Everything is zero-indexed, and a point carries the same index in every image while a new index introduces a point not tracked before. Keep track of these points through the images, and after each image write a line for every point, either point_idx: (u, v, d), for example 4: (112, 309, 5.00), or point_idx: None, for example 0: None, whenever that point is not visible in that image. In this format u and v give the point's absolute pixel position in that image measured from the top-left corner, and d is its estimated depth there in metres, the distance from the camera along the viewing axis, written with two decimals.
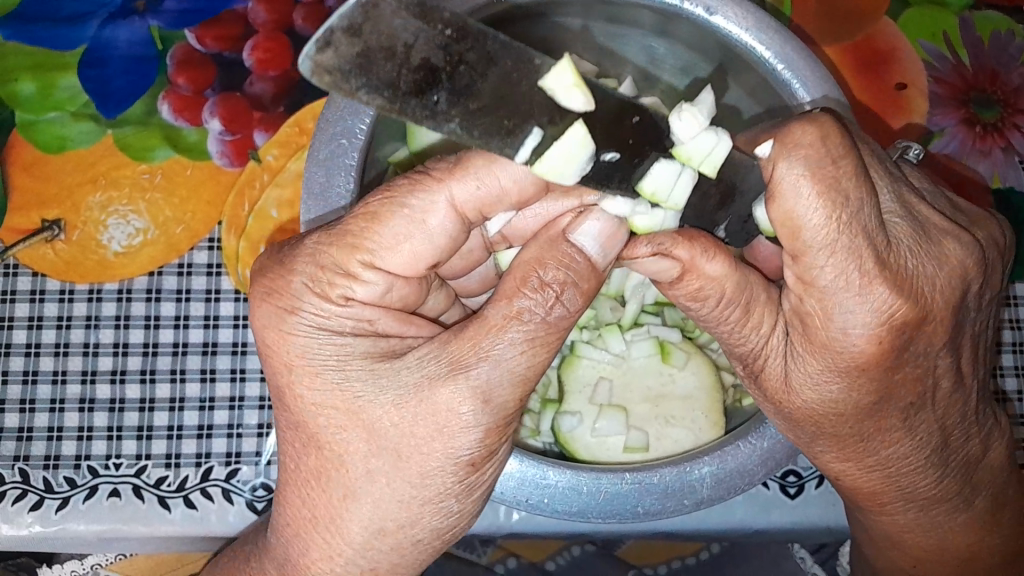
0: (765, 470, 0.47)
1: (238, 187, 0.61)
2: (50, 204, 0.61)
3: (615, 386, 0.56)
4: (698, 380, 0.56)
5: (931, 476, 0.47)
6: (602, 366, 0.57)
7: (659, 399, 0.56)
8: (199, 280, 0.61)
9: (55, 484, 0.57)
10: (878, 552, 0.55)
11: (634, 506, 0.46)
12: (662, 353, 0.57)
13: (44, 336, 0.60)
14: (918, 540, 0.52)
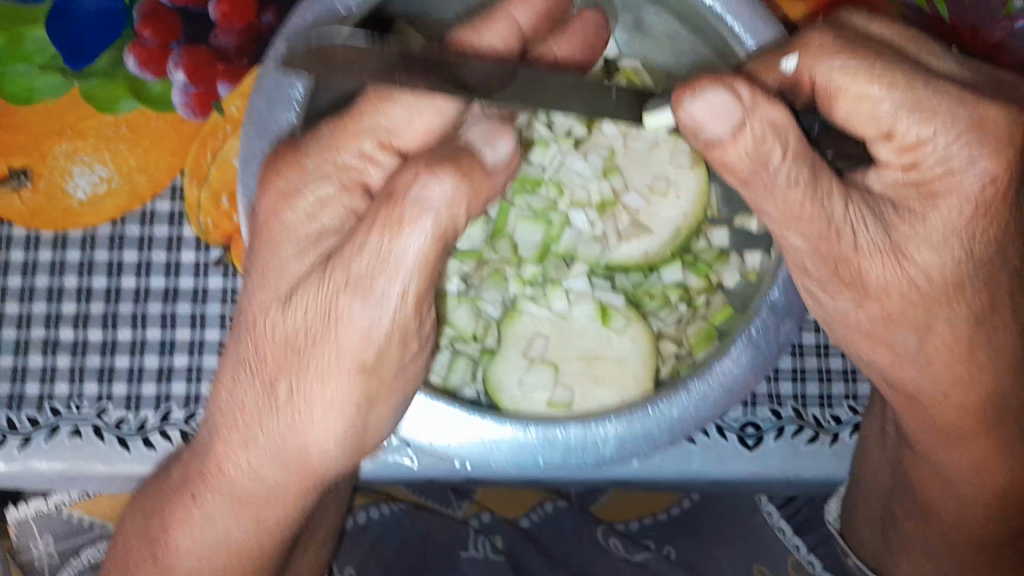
0: (669, 437, 0.50)
1: (201, 137, 0.63)
2: (17, 152, 0.62)
3: (550, 342, 0.58)
4: (635, 345, 0.57)
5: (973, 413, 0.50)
6: (540, 324, 0.58)
7: (594, 360, 0.57)
8: (161, 228, 0.62)
9: (18, 423, 0.59)
10: (933, 507, 0.57)
11: (533, 457, 0.50)
12: (602, 316, 0.58)
13: (9, 281, 0.61)
14: (960, 461, 0.53)
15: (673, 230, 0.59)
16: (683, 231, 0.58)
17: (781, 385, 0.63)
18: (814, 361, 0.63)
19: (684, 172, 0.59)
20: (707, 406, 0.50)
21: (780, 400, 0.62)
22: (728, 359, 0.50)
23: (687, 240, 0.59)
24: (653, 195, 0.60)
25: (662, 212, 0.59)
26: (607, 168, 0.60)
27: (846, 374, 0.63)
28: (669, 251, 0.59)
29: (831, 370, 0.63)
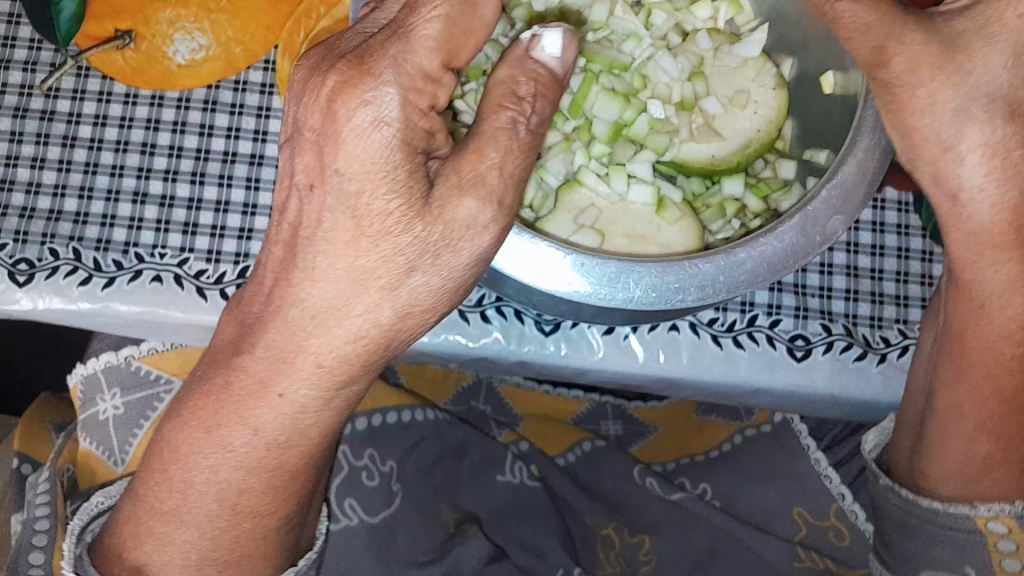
0: (699, 295, 0.48)
1: (295, 17, 0.64)
2: (122, 15, 0.60)
3: (602, 215, 0.59)
4: (682, 238, 0.58)
5: (1018, 255, 0.51)
6: (596, 197, 0.60)
7: (639, 241, 0.58)
8: (252, 97, 0.65)
9: (103, 264, 0.62)
10: (978, 395, 0.55)
11: (564, 282, 0.47)
12: (657, 205, 0.59)
13: (106, 133, 0.64)
14: (1019, 311, 0.53)
15: (744, 140, 0.60)
16: (753, 143, 0.60)
17: (834, 303, 0.66)
18: (868, 283, 0.66)
19: (767, 91, 0.61)
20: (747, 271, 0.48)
21: (831, 316, 0.65)
22: (775, 234, 0.48)
23: (755, 156, 0.61)
24: (731, 107, 0.62)
25: (735, 124, 0.61)
26: (695, 73, 0.62)
27: (899, 300, 0.66)
28: (736, 161, 0.60)
29: (885, 294, 0.66)
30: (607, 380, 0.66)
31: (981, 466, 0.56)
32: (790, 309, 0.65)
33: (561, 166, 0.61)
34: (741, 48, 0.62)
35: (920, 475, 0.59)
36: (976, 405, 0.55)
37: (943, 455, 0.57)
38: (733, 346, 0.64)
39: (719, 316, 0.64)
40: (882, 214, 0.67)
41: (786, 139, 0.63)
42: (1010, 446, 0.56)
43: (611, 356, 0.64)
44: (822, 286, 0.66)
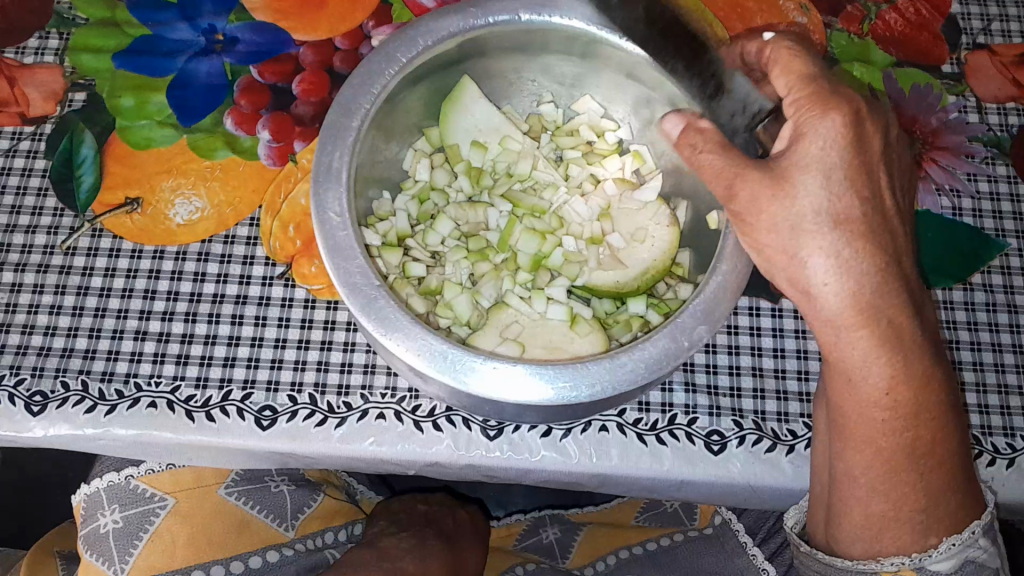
0: (592, 388, 0.59)
1: (277, 181, 0.79)
2: (132, 185, 0.79)
3: (524, 329, 0.71)
4: (591, 346, 0.69)
5: (870, 332, 0.62)
6: (522, 317, 0.72)
7: (557, 352, 0.69)
8: (239, 248, 0.77)
9: (107, 393, 0.72)
10: (860, 464, 0.65)
11: (477, 386, 0.58)
12: (571, 322, 0.71)
13: (115, 282, 0.76)
14: (879, 382, 0.63)
15: (642, 268, 0.72)
16: (650, 269, 0.72)
17: (743, 401, 0.75)
18: (773, 383, 0.75)
19: (661, 228, 0.73)
20: (635, 372, 0.59)
21: (742, 412, 0.74)
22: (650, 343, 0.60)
23: (655, 279, 0.72)
24: (632, 242, 0.74)
25: (638, 254, 0.73)
26: (603, 213, 0.77)
27: (802, 396, 0.75)
28: (636, 285, 0.72)
29: (788, 391, 0.75)
30: (550, 481, 0.75)
31: (875, 524, 0.66)
32: (705, 408, 0.74)
33: (491, 294, 0.74)
34: (641, 192, 0.76)
35: (835, 539, 0.69)
36: (863, 470, 0.65)
37: (847, 518, 0.67)
38: (657, 443, 0.73)
39: (643, 416, 0.74)
40: (780, 322, 0.77)
41: (683, 266, 0.76)
42: (897, 502, 0.65)
43: (550, 457, 0.73)
44: (732, 387, 0.75)
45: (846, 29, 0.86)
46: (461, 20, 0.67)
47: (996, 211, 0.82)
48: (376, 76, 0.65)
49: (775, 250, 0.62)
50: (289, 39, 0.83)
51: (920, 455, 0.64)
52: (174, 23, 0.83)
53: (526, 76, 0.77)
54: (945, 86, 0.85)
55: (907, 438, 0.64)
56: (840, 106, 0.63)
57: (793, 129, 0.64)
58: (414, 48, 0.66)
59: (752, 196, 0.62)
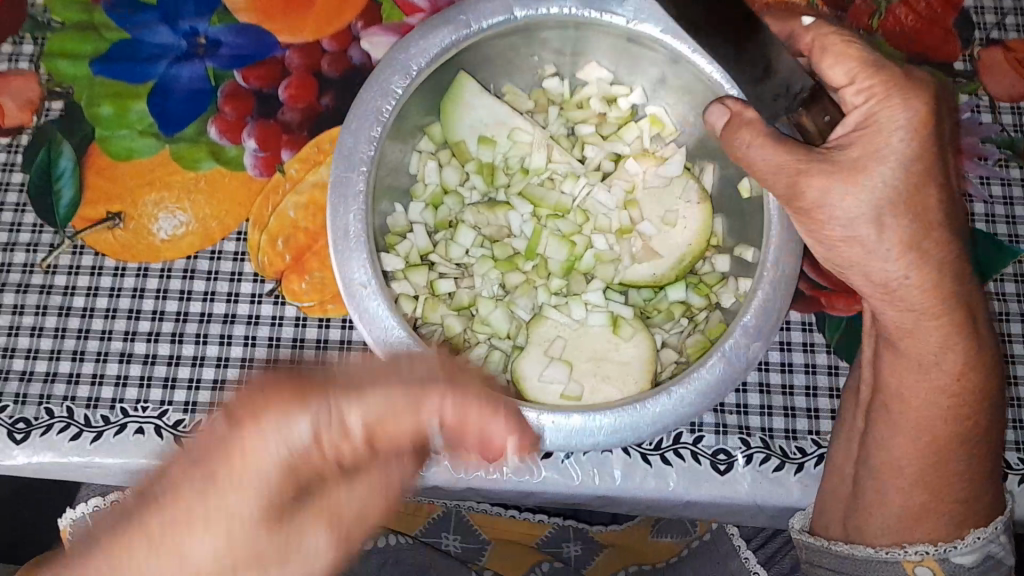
0: (653, 431, 0.58)
1: (264, 193, 0.76)
2: (114, 199, 0.75)
3: (568, 343, 0.68)
4: (638, 350, 0.66)
5: (950, 317, 0.55)
6: (561, 327, 0.69)
7: (603, 360, 0.66)
8: (226, 264, 0.75)
9: (93, 420, 0.69)
10: (911, 452, 0.58)
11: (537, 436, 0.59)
12: (613, 326, 0.69)
13: (97, 302, 0.73)
14: (951, 371, 0.56)
15: (677, 258, 0.70)
16: (685, 257, 0.69)
17: (750, 419, 0.73)
18: (780, 399, 0.73)
19: (691, 207, 0.70)
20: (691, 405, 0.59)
21: (749, 430, 0.72)
22: (704, 370, 0.58)
23: (692, 265, 0.70)
24: (663, 228, 0.71)
25: (670, 241, 0.70)
26: (628, 201, 0.73)
27: (809, 412, 0.73)
28: (675, 275, 0.70)
29: (795, 408, 0.73)
30: (551, 501, 0.73)
31: (912, 517, 0.59)
32: (711, 426, 0.72)
33: (526, 300, 0.72)
34: (665, 169, 0.72)
35: (857, 529, 0.61)
36: (909, 458, 0.58)
37: (879, 508, 0.59)
38: (662, 463, 0.71)
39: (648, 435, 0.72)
40: (787, 334, 0.75)
41: (718, 236, 0.72)
42: (940, 493, 0.58)
43: (552, 478, 0.71)
44: (739, 404, 0.73)
45: (855, 24, 0.82)
46: (450, 32, 0.62)
47: (1010, 216, 0.80)
48: (374, 115, 0.61)
49: (841, 240, 0.53)
50: (273, 41, 0.80)
51: (974, 445, 0.57)
52: (154, 26, 0.80)
53: (536, 55, 0.70)
54: (957, 84, 0.82)
55: (968, 429, 0.57)
56: (918, 94, 0.52)
57: (862, 114, 0.52)
58: (407, 76, 0.62)
59: (822, 193, 0.51)
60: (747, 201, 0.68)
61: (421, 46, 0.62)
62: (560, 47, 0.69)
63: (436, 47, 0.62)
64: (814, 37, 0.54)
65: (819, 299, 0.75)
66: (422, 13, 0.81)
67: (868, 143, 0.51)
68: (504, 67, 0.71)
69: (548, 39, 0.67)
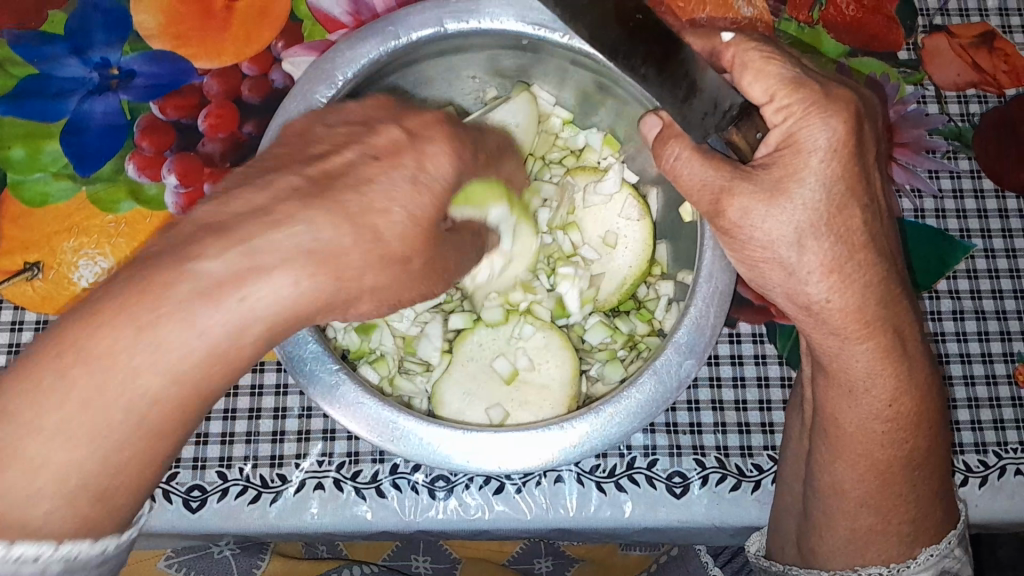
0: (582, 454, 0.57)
1: None
2: (31, 249, 0.72)
3: (499, 357, 0.67)
4: (558, 372, 0.66)
5: (878, 343, 0.53)
6: (487, 345, 0.68)
7: (521, 383, 0.66)
8: None
9: None
10: (855, 479, 0.57)
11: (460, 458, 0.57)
12: (546, 332, 0.68)
13: (20, 359, 0.71)
14: (884, 393, 0.54)
15: (619, 280, 0.69)
16: (626, 282, 0.68)
17: (705, 438, 0.71)
18: (733, 415, 0.72)
19: (632, 224, 0.69)
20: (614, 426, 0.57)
21: (704, 451, 0.71)
22: (633, 390, 0.57)
23: (634, 287, 0.69)
24: (604, 248, 0.70)
25: (613, 261, 0.69)
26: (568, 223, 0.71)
27: (764, 427, 0.71)
28: (615, 300, 0.69)
29: (750, 423, 0.71)
30: (504, 535, 0.71)
31: (860, 535, 0.58)
32: (665, 448, 0.71)
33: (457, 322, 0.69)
34: (604, 186, 0.69)
35: (812, 551, 0.61)
36: (854, 483, 0.57)
37: (829, 531, 0.59)
38: (617, 490, 0.70)
39: (601, 463, 0.70)
40: (738, 347, 0.73)
41: (662, 262, 0.71)
42: (887, 515, 0.57)
43: (503, 513, 0.69)
44: (692, 422, 0.71)
45: (795, 18, 0.79)
46: (375, 45, 0.57)
47: (960, 209, 0.78)
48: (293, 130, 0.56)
49: (764, 262, 0.52)
50: (190, 67, 0.76)
51: (920, 465, 0.57)
52: (62, 58, 0.76)
53: (471, 72, 0.66)
54: (902, 75, 0.80)
55: (906, 449, 0.56)
56: (835, 111, 0.50)
57: (781, 136, 0.51)
58: (331, 87, 0.56)
59: (742, 212, 0.51)
60: (685, 225, 0.66)
61: (345, 62, 0.57)
62: (493, 66, 0.65)
63: (363, 64, 0.57)
64: (736, 52, 0.53)
65: (769, 308, 0.73)
66: (345, 29, 0.77)
67: (788, 165, 0.50)
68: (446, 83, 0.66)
69: (474, 61, 0.64)
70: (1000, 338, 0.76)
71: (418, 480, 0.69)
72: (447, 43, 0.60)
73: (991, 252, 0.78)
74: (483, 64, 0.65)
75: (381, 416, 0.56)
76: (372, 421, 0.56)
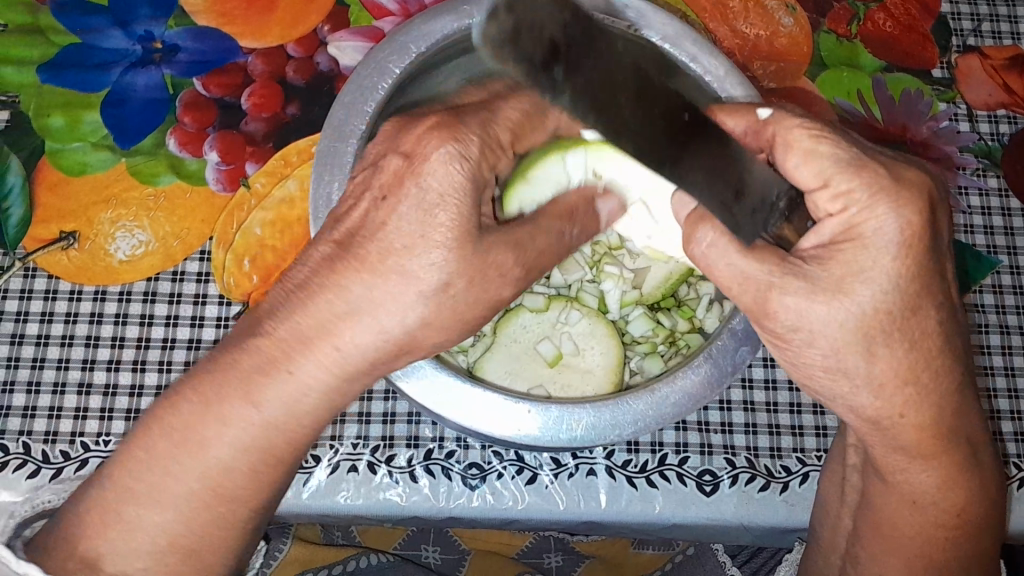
0: (634, 430, 0.57)
1: (229, 210, 0.73)
2: (66, 218, 0.72)
3: (543, 340, 0.68)
4: (603, 358, 0.67)
5: (926, 462, 0.54)
6: (532, 329, 0.69)
7: (565, 367, 0.67)
8: (190, 286, 0.72)
9: (51, 456, 0.67)
10: (890, 494, 0.57)
11: (514, 426, 0.57)
12: (591, 315, 0.69)
13: (53, 328, 0.71)
14: (925, 479, 0.55)
15: (662, 278, 0.69)
16: (671, 278, 0.69)
17: (735, 438, 0.72)
18: (764, 417, 0.72)
19: None
20: (667, 405, 0.57)
21: (734, 450, 0.71)
22: (690, 371, 0.58)
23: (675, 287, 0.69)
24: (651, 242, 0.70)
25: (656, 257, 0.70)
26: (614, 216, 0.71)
27: (794, 430, 0.72)
28: (659, 293, 0.70)
29: (780, 426, 0.72)
30: (532, 527, 0.71)
31: (899, 553, 0.58)
32: (696, 447, 0.71)
33: None
34: None
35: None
36: (896, 542, 0.58)
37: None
38: (648, 486, 0.70)
39: (632, 458, 0.70)
40: (772, 351, 0.74)
41: (704, 263, 0.72)
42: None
43: (534, 503, 0.69)
44: (723, 422, 0.72)
45: (833, 31, 0.81)
46: (453, 19, 0.59)
47: (987, 225, 0.80)
48: (370, 93, 0.57)
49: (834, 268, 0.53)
50: (235, 46, 0.76)
51: (963, 481, 0.55)
52: (106, 29, 0.75)
53: None
54: (935, 92, 0.82)
55: (942, 529, 0.56)
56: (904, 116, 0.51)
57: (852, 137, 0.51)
58: (405, 57, 0.58)
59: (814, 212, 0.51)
60: None
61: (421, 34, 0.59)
62: None
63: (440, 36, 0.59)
64: None
65: None
66: (392, 17, 0.77)
67: None
68: None
69: None
70: (1023, 353, 0.77)
71: (452, 467, 0.69)
72: None
73: (1016, 269, 0.79)
74: None
75: (438, 379, 0.57)
76: (427, 383, 0.57)
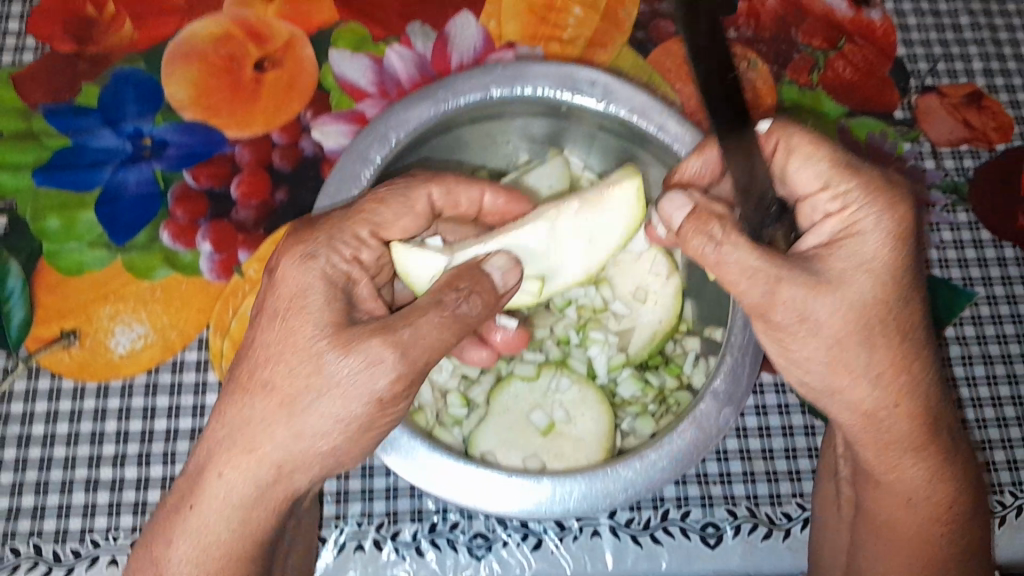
0: (625, 496, 0.58)
1: (224, 297, 0.74)
2: (67, 317, 0.73)
3: (534, 407, 0.70)
4: (595, 424, 0.68)
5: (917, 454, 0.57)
6: (524, 395, 0.70)
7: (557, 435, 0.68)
8: (189, 375, 0.73)
9: (63, 555, 0.68)
10: (886, 495, 0.59)
11: (505, 501, 0.58)
12: (582, 381, 0.71)
13: (58, 427, 0.72)
14: (920, 474, 0.57)
15: (648, 336, 0.71)
16: (657, 335, 0.71)
17: (734, 488, 0.73)
18: (761, 464, 0.74)
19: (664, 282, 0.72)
20: (654, 472, 0.59)
21: (734, 500, 0.73)
22: (676, 437, 0.59)
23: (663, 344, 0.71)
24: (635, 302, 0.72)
25: (640, 317, 0.72)
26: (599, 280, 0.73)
27: (792, 475, 0.74)
28: (646, 352, 0.71)
29: (777, 472, 0.74)
30: None
31: (903, 553, 0.60)
32: (696, 500, 0.73)
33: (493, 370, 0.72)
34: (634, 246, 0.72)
35: None
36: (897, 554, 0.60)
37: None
38: (652, 542, 0.71)
39: (635, 515, 0.72)
40: (762, 398, 0.76)
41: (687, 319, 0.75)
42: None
43: (542, 570, 0.70)
44: (721, 472, 0.74)
45: (796, 82, 0.84)
46: (429, 107, 0.62)
47: (961, 259, 0.82)
48: (352, 182, 0.60)
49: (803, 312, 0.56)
50: (222, 137, 0.78)
51: (950, 473, 0.58)
52: (97, 130, 0.78)
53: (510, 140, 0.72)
54: (899, 133, 0.85)
55: (941, 522, 0.59)
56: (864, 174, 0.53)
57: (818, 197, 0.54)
58: (384, 146, 0.61)
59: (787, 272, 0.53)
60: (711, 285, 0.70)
61: (399, 124, 0.62)
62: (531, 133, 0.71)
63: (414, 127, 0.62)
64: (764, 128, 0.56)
65: None
66: (372, 98, 0.80)
67: None
68: (479, 147, 0.71)
69: (512, 127, 0.70)
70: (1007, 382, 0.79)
71: (457, 538, 0.70)
72: (489, 111, 0.65)
73: (993, 299, 0.81)
74: (523, 131, 0.70)
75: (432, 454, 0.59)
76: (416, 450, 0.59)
